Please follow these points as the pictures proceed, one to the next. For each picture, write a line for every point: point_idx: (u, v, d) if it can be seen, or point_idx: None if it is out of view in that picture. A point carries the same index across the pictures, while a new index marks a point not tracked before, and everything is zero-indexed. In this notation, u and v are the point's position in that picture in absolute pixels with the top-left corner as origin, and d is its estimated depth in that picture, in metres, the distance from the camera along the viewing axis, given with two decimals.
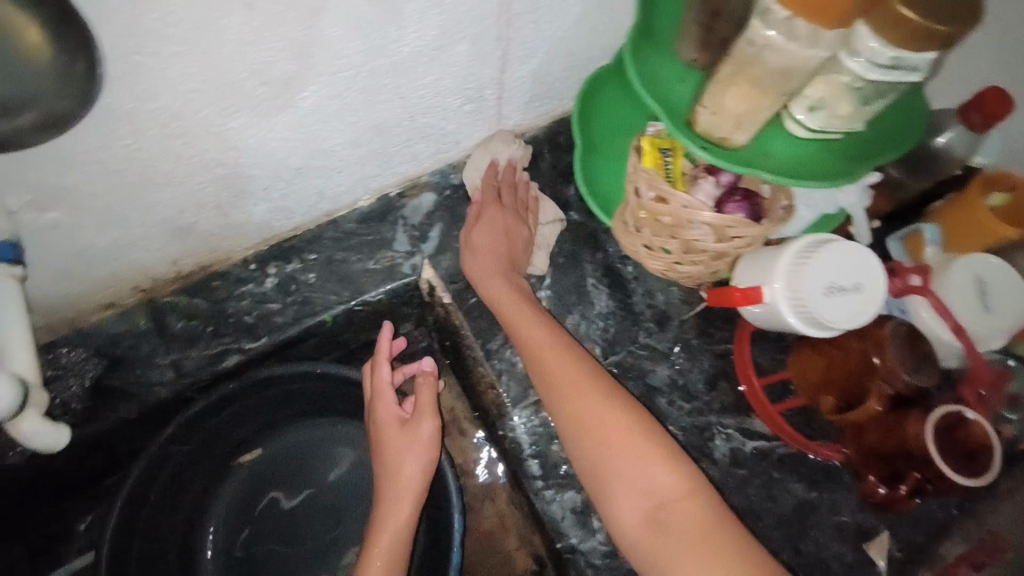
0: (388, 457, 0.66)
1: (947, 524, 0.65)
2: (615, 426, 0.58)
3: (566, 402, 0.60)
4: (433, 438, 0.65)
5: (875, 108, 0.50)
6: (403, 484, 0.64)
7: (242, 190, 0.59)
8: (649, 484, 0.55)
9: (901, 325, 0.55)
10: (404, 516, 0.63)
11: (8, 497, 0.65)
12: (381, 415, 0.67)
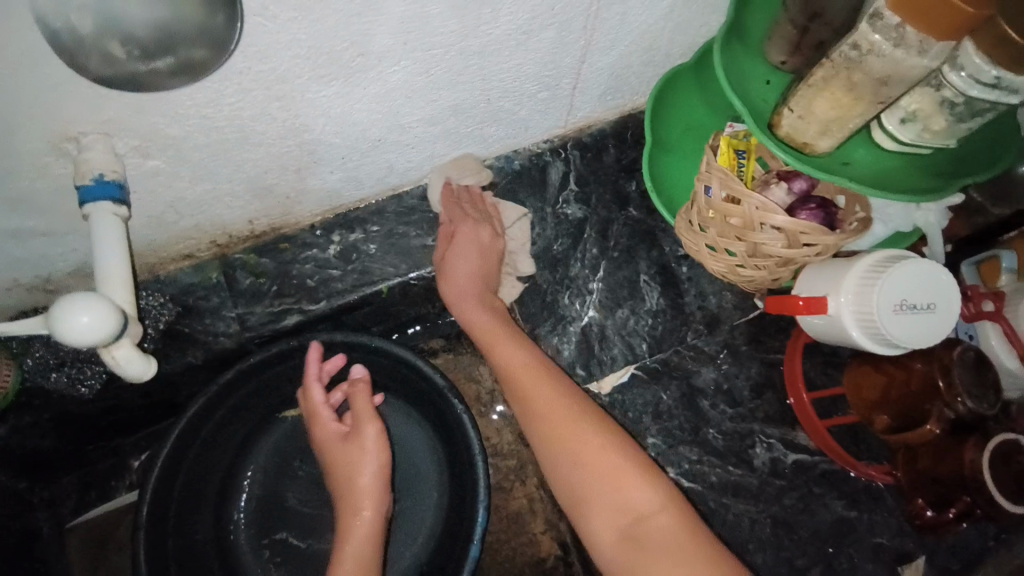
0: (337, 463, 0.70)
1: (987, 556, 0.64)
2: (592, 442, 0.60)
3: (543, 427, 0.62)
4: (378, 439, 0.69)
5: (972, 125, 0.49)
6: (360, 489, 0.68)
7: (320, 157, 0.62)
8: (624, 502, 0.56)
9: (969, 350, 0.54)
10: (371, 516, 0.67)
11: (77, 426, 0.69)
12: (323, 429, 0.71)
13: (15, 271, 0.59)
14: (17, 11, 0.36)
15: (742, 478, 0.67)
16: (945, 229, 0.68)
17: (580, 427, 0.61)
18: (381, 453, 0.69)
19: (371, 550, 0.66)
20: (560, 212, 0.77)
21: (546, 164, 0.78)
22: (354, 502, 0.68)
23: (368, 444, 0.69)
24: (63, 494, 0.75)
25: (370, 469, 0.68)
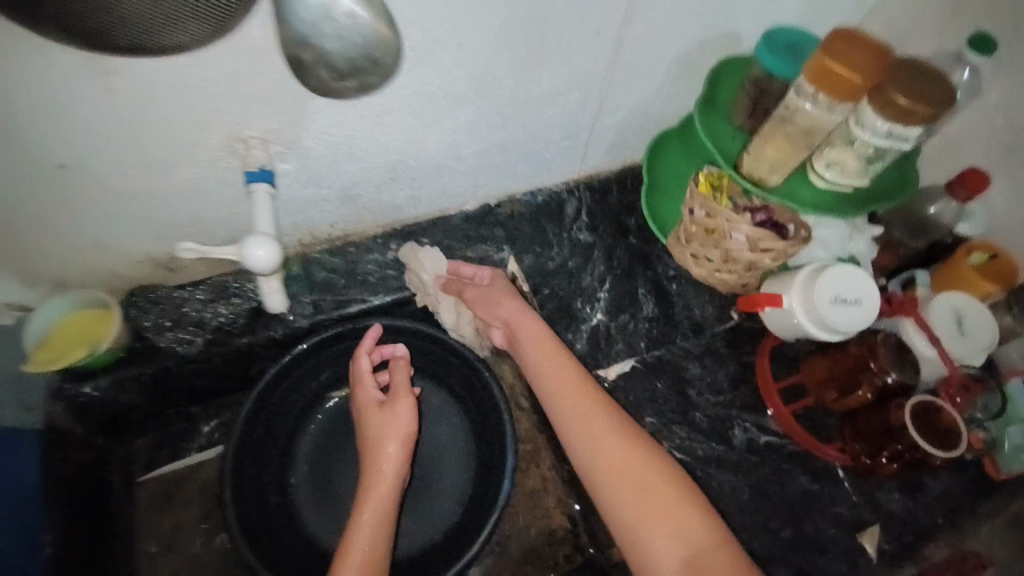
0: (370, 432, 0.78)
1: (932, 529, 0.76)
2: (656, 475, 0.64)
3: (603, 451, 0.66)
4: (406, 415, 0.77)
5: (876, 167, 0.70)
6: (385, 467, 0.75)
7: (395, 176, 0.81)
8: (685, 530, 0.61)
9: (891, 337, 0.70)
10: (389, 486, 0.74)
11: (167, 385, 0.83)
12: (362, 395, 0.80)
13: (154, 246, 0.76)
14: (246, 53, 0.55)
15: (723, 453, 0.79)
16: (879, 258, 0.86)
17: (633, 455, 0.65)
18: (407, 428, 0.76)
19: (383, 536, 0.70)
20: (573, 236, 0.96)
21: (563, 200, 0.98)
22: (381, 471, 0.74)
23: (399, 422, 0.77)
24: (137, 453, 0.87)
25: (395, 448, 0.75)
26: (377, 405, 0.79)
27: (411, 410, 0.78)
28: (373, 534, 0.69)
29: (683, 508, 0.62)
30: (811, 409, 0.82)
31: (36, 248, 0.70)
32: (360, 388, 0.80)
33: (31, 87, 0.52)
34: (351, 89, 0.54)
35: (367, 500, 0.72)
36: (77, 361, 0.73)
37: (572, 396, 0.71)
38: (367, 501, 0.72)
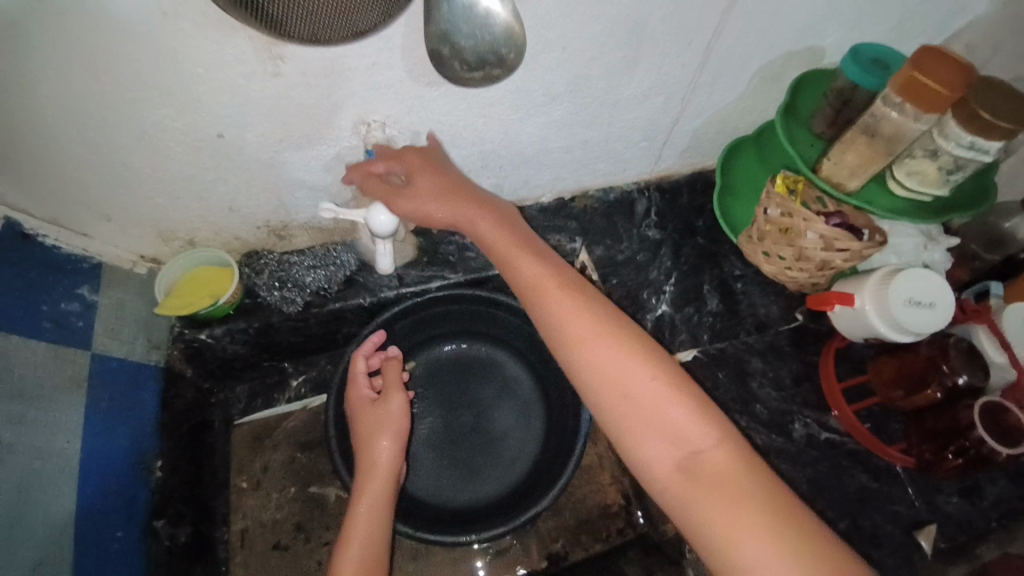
0: (362, 429, 0.81)
1: (990, 534, 0.77)
2: (643, 371, 0.64)
3: (585, 361, 0.66)
4: (401, 411, 0.83)
5: (958, 177, 0.72)
6: (378, 468, 0.78)
7: (487, 163, 0.88)
8: (681, 431, 0.62)
9: (962, 342, 0.72)
10: (380, 486, 0.77)
11: (268, 341, 0.92)
12: (355, 394, 0.84)
13: (272, 214, 0.85)
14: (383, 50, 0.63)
15: (783, 445, 0.82)
16: (949, 271, 0.88)
17: (623, 361, 0.65)
18: (400, 422, 0.82)
19: (380, 533, 0.74)
20: (643, 232, 1.01)
21: (634, 199, 1.03)
22: (374, 469, 0.78)
23: (395, 422, 0.82)
24: (236, 399, 0.96)
25: (388, 448, 0.80)
26: (370, 403, 0.83)
27: (404, 410, 0.83)
28: (369, 531, 0.73)
29: (676, 408, 0.62)
30: (871, 409, 0.84)
31: (174, 207, 0.79)
32: (354, 389, 0.84)
33: (211, 71, 0.60)
34: (476, 79, 0.60)
35: (362, 496, 0.76)
36: (201, 308, 0.82)
37: (566, 327, 0.68)
38: (361, 499, 0.76)
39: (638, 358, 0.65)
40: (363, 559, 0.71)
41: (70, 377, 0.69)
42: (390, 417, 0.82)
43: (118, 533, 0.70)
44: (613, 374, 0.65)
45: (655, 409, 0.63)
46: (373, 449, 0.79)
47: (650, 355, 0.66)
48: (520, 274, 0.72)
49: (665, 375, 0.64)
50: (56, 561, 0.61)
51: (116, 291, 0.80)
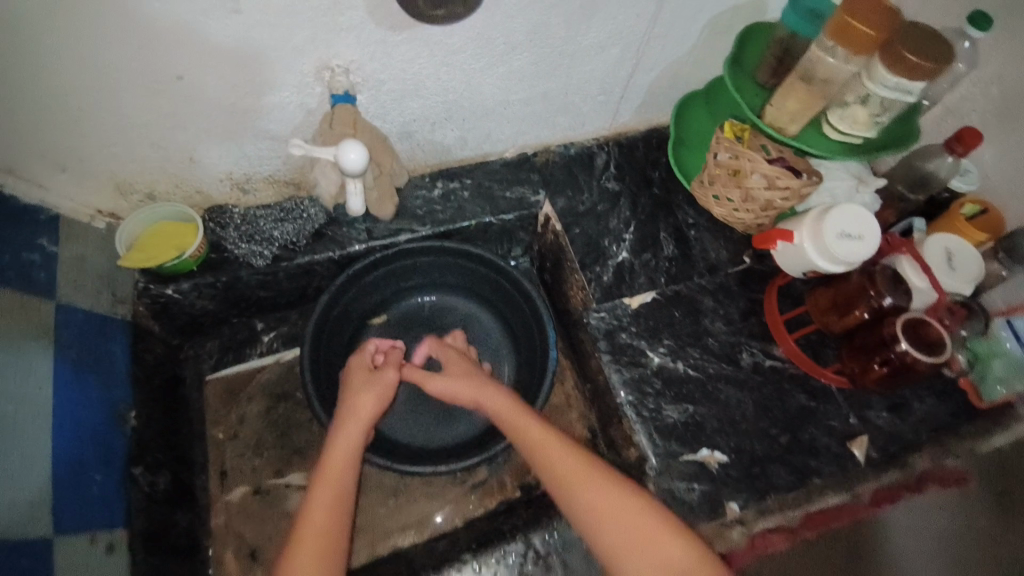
0: (352, 385, 0.82)
1: (917, 443, 0.86)
2: (594, 477, 0.70)
3: (540, 456, 0.73)
4: (394, 381, 0.82)
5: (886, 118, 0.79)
6: (358, 417, 0.77)
7: (450, 115, 0.90)
8: (643, 539, 0.65)
9: (888, 270, 0.81)
10: (356, 436, 0.75)
11: (236, 294, 0.92)
12: (357, 360, 0.85)
13: (236, 167, 0.85)
14: None
15: (731, 372, 0.90)
16: (880, 212, 0.96)
17: (622, 503, 0.67)
18: (389, 387, 0.81)
19: (349, 477, 0.71)
20: (602, 184, 1.05)
21: (593, 153, 1.08)
22: (355, 418, 0.76)
23: (385, 388, 0.81)
24: (206, 354, 0.96)
25: (371, 404, 0.78)
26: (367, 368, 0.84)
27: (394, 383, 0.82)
28: (342, 472, 0.71)
29: (635, 512, 0.66)
30: (810, 337, 0.92)
31: (133, 157, 0.78)
32: (358, 358, 0.85)
33: (169, 7, 0.61)
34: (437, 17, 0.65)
35: (337, 442, 0.74)
36: (166, 261, 0.81)
37: (557, 468, 0.71)
38: (336, 445, 0.74)
39: (578, 456, 0.72)
40: (333, 499, 0.69)
41: (37, 325, 0.68)
42: (381, 382, 0.81)
43: (96, 477, 0.69)
44: (563, 468, 0.71)
45: (649, 544, 0.64)
46: (357, 400, 0.78)
47: (607, 470, 0.71)
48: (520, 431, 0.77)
49: (620, 483, 0.69)
50: (37, 500, 0.61)
51: (77, 243, 0.79)
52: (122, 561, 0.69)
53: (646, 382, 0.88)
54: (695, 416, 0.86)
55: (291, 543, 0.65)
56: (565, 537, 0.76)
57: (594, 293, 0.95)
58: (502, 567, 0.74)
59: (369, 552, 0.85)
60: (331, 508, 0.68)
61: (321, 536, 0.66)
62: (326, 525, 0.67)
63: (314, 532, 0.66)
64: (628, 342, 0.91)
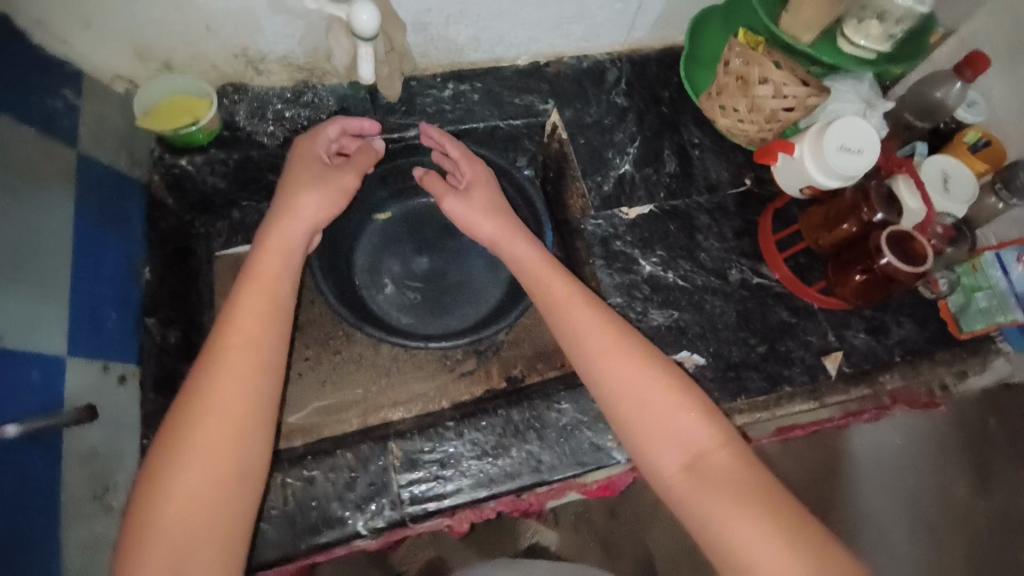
0: (298, 175, 0.77)
1: (890, 363, 0.90)
2: (627, 351, 0.70)
3: (570, 326, 0.72)
4: (352, 188, 0.79)
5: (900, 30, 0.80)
6: (298, 216, 0.74)
7: (465, 9, 0.89)
8: (671, 419, 0.66)
9: (882, 188, 0.83)
10: (293, 236, 0.73)
11: (246, 175, 0.95)
12: (310, 148, 0.80)
13: (250, 42, 0.86)
14: None
15: (718, 285, 0.92)
16: (887, 142, 0.96)
17: (653, 382, 0.68)
18: (346, 191, 0.78)
19: (282, 288, 0.70)
20: (611, 99, 1.04)
21: (605, 68, 1.06)
22: (293, 217, 0.74)
23: (331, 192, 0.77)
24: (217, 233, 1.01)
25: (313, 206, 0.75)
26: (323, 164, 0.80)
27: (348, 189, 0.78)
28: (275, 270, 0.71)
29: (662, 389, 0.67)
30: (798, 260, 0.93)
31: (150, 19, 0.79)
32: (311, 144, 0.80)
33: None
34: None
35: (271, 243, 0.72)
36: (179, 129, 0.84)
37: (585, 336, 0.71)
38: (270, 240, 0.72)
39: (611, 328, 0.72)
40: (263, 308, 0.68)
41: (60, 168, 0.71)
42: (337, 187, 0.78)
43: (113, 315, 0.76)
44: (591, 335, 0.71)
45: (671, 421, 0.66)
46: (299, 197, 0.75)
47: (641, 347, 0.71)
48: (549, 294, 0.76)
49: (657, 362, 0.69)
50: (58, 326, 0.66)
51: (97, 100, 0.81)
52: (133, 394, 0.76)
53: (635, 289, 0.90)
54: (679, 320, 0.89)
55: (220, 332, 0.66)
56: (545, 416, 0.80)
57: (593, 201, 0.96)
58: (483, 433, 0.79)
59: (362, 421, 0.92)
60: (260, 302, 0.68)
61: (250, 325, 0.66)
62: (258, 326, 0.67)
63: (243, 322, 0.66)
64: (621, 250, 0.93)
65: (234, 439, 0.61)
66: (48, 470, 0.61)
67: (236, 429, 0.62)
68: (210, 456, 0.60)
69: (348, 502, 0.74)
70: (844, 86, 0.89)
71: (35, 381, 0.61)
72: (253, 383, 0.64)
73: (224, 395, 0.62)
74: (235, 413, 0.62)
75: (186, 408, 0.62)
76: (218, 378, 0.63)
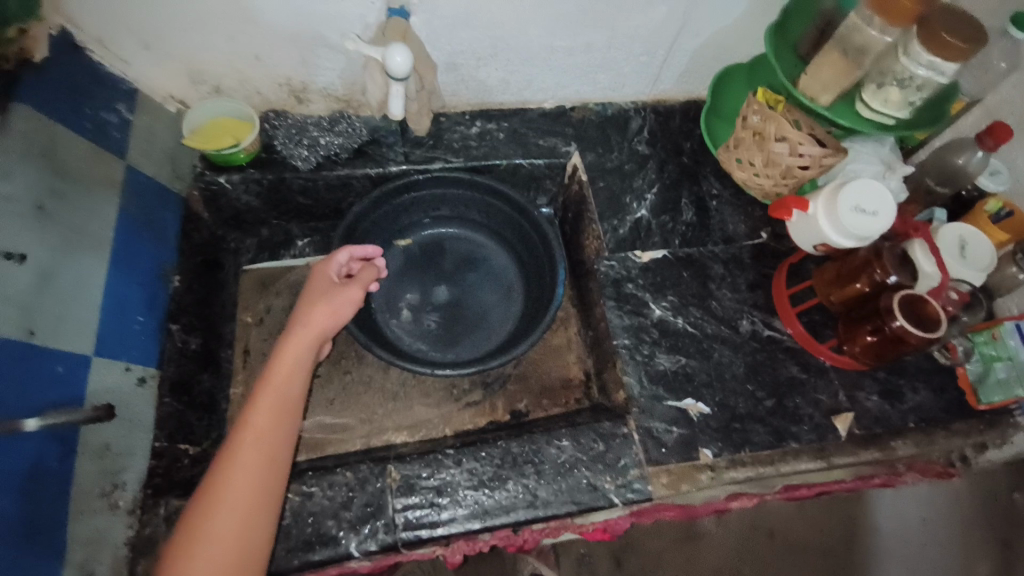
0: (312, 293, 0.80)
1: (904, 429, 0.87)
2: None
3: None
4: (361, 302, 0.81)
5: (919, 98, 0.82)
6: (311, 327, 0.75)
7: (496, 52, 0.94)
8: None
9: (896, 250, 0.83)
10: (306, 343, 0.74)
11: (278, 195, 1.00)
12: (325, 267, 0.84)
13: (295, 73, 0.92)
14: None
15: (729, 335, 0.91)
16: (907, 204, 0.96)
17: None
18: (355, 307, 0.80)
19: (294, 395, 0.70)
20: (633, 146, 1.07)
21: (629, 116, 1.10)
22: (306, 326, 0.75)
23: (344, 303, 0.79)
24: (245, 249, 1.06)
25: (326, 316, 0.76)
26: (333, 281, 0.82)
27: (355, 301, 0.80)
28: (288, 378, 0.70)
29: None
30: (812, 316, 0.93)
31: (204, 47, 0.86)
32: (325, 266, 0.84)
33: None
34: None
35: (284, 349, 0.72)
36: (222, 149, 0.89)
37: None
38: (286, 347, 0.73)
39: None
40: (274, 407, 0.67)
41: (105, 174, 0.77)
42: (348, 301, 0.80)
43: (139, 318, 0.78)
44: None
45: None
46: (313, 308, 0.77)
47: None
48: None
49: None
50: (86, 325, 0.69)
51: (147, 117, 0.88)
52: (150, 395, 0.78)
53: (644, 333, 0.91)
54: (686, 367, 0.88)
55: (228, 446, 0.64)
56: (544, 453, 0.80)
57: (608, 243, 0.98)
58: (481, 465, 0.79)
59: (365, 442, 0.94)
60: (271, 412, 0.67)
61: (259, 442, 0.64)
62: (268, 428, 0.66)
63: (252, 437, 0.65)
64: (632, 293, 0.94)
65: (231, 571, 0.58)
66: (60, 462, 0.63)
67: (234, 562, 0.59)
68: (211, 564, 0.57)
69: (343, 521, 0.74)
70: (863, 148, 0.91)
71: (58, 374, 0.64)
72: (258, 507, 0.62)
73: (228, 520, 0.60)
74: (234, 541, 0.59)
75: (185, 532, 0.59)
76: (228, 478, 0.62)
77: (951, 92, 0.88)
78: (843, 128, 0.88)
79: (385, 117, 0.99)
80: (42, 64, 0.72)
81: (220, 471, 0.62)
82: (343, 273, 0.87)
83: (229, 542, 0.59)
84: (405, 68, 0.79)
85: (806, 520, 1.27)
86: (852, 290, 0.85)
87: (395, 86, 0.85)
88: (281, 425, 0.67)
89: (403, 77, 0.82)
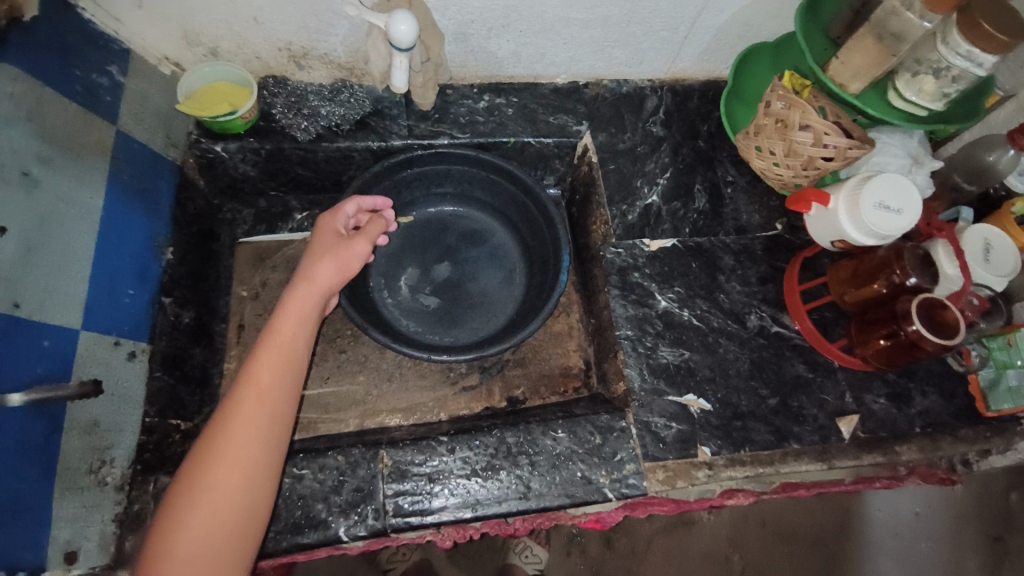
0: (319, 246, 0.77)
1: (909, 433, 0.85)
2: None
3: None
4: (366, 258, 0.79)
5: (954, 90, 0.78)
6: (315, 281, 0.72)
7: (508, 22, 0.89)
8: None
9: (918, 251, 0.80)
10: (310, 299, 0.71)
11: (276, 165, 0.96)
12: (331, 220, 0.81)
13: (295, 37, 0.88)
14: None
15: (735, 330, 0.89)
16: (932, 201, 0.92)
17: None
18: (360, 262, 0.78)
19: (298, 350, 0.67)
20: (647, 127, 1.02)
21: (645, 95, 1.05)
22: (310, 282, 0.72)
23: (349, 260, 0.77)
24: (241, 221, 1.04)
25: (331, 272, 0.74)
26: (340, 235, 0.80)
27: (361, 257, 0.79)
28: (293, 334, 0.67)
29: None
30: (823, 313, 0.90)
31: (200, 7, 0.81)
32: (332, 217, 0.81)
33: None
34: None
35: (288, 302, 0.70)
36: (218, 115, 0.85)
37: None
38: (290, 300, 0.70)
39: None
40: (278, 362, 0.65)
41: (95, 140, 0.74)
42: (353, 256, 0.77)
43: (129, 291, 0.77)
44: None
45: None
46: (318, 262, 0.74)
47: None
48: None
49: None
50: (73, 298, 0.67)
51: (141, 80, 0.84)
52: (141, 370, 0.77)
53: (648, 324, 0.88)
54: (689, 361, 0.86)
55: (230, 401, 0.62)
56: (540, 443, 0.79)
57: (615, 229, 0.94)
58: (473, 453, 0.78)
59: (358, 422, 0.93)
60: (275, 367, 0.64)
61: (263, 397, 0.62)
62: (272, 384, 0.63)
63: (255, 392, 0.62)
64: (639, 282, 0.91)
65: (232, 524, 0.58)
66: (47, 438, 0.62)
67: (236, 519, 0.58)
68: (213, 520, 0.57)
69: (333, 505, 0.73)
70: (891, 139, 0.86)
71: (45, 349, 0.63)
72: (263, 461, 0.60)
73: (230, 474, 0.58)
74: (238, 499, 0.58)
75: (186, 487, 0.58)
76: (229, 434, 0.60)
77: (987, 86, 0.83)
78: (871, 119, 0.83)
79: (387, 88, 0.94)
80: (32, 23, 0.68)
81: (219, 427, 0.60)
82: (350, 225, 0.85)
83: (231, 498, 0.58)
84: (410, 38, 0.74)
85: (802, 509, 1.27)
86: (868, 291, 0.82)
87: (399, 56, 0.80)
88: (285, 381, 0.65)
89: (408, 48, 0.78)
